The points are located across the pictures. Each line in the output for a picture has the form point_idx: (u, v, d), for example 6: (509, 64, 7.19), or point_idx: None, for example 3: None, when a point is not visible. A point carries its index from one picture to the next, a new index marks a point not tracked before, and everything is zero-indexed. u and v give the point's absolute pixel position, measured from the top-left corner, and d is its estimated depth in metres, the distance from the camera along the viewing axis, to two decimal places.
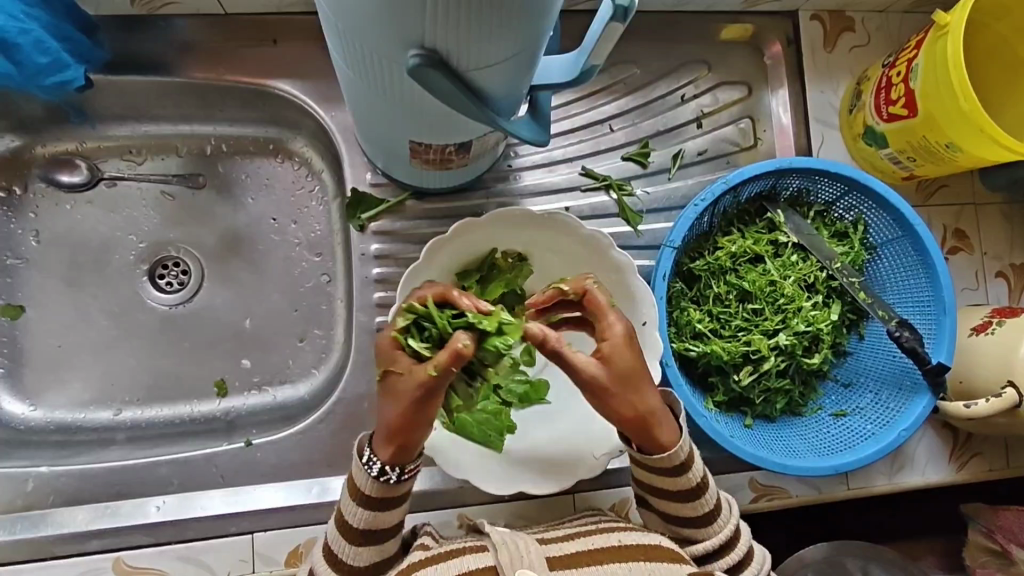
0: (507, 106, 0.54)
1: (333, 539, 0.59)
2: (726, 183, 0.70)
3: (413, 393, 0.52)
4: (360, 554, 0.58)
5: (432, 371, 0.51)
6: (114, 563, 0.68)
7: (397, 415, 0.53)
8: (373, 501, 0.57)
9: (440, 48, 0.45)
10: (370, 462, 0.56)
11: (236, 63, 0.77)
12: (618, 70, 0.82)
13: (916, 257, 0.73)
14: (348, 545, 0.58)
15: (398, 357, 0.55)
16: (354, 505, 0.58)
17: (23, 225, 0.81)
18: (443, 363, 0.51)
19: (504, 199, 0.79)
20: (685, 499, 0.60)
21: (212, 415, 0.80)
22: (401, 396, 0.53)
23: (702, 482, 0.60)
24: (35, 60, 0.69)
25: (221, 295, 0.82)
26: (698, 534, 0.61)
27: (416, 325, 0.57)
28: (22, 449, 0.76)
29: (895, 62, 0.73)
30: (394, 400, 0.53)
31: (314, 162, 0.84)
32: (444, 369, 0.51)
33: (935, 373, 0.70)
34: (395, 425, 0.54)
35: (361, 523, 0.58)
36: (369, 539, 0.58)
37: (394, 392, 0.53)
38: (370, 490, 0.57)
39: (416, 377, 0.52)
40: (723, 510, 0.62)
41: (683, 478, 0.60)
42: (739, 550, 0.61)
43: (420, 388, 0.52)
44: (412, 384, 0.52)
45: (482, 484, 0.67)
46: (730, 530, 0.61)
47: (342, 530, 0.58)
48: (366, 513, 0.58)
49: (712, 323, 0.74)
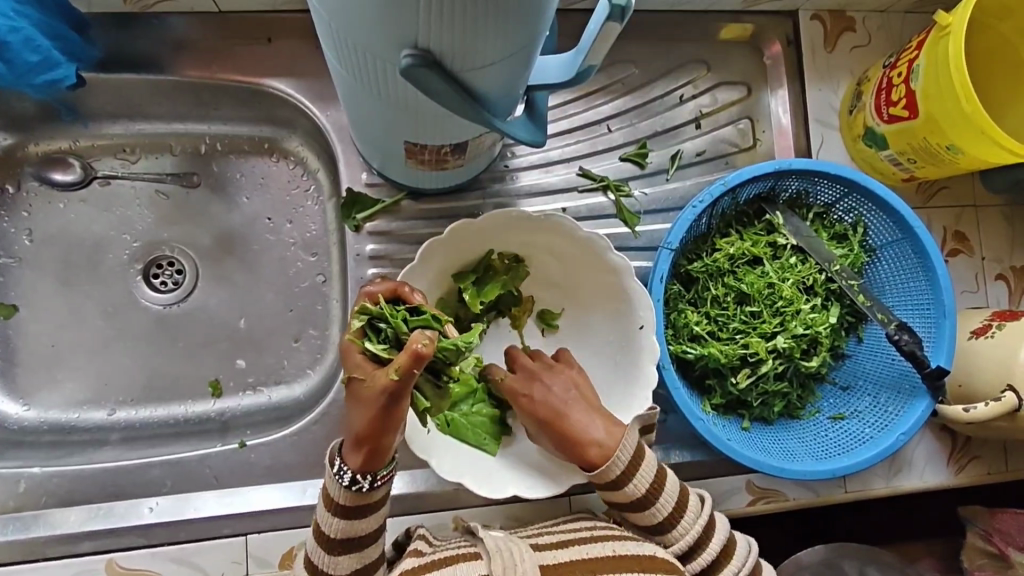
0: (502, 106, 0.54)
1: (313, 552, 0.59)
2: (725, 184, 0.70)
3: (378, 397, 0.52)
4: (339, 564, 0.58)
5: (393, 374, 0.51)
6: (106, 565, 0.68)
7: (364, 421, 0.53)
8: (348, 511, 0.57)
9: (435, 48, 0.44)
10: (340, 472, 0.56)
11: (230, 61, 0.76)
12: (616, 70, 0.81)
13: (915, 259, 0.72)
14: (326, 556, 0.58)
15: (362, 362, 0.54)
16: (329, 516, 0.57)
17: (17, 224, 0.80)
18: (404, 366, 0.50)
19: (501, 200, 0.79)
20: (640, 507, 0.61)
21: (207, 415, 0.79)
22: (367, 401, 0.53)
23: (651, 489, 0.61)
24: (27, 58, 0.68)
25: (216, 295, 0.82)
26: (665, 540, 0.61)
27: (372, 326, 0.56)
28: (15, 449, 0.76)
29: (896, 63, 0.72)
30: (360, 406, 0.53)
31: (310, 162, 0.84)
32: (405, 372, 0.50)
33: (935, 377, 0.69)
34: (363, 431, 0.54)
35: (337, 534, 0.57)
36: (347, 548, 0.58)
37: (358, 398, 0.53)
38: (344, 500, 0.56)
39: (380, 382, 0.52)
40: (687, 512, 0.61)
41: (627, 490, 0.61)
42: (710, 548, 0.61)
43: (385, 393, 0.52)
44: (377, 388, 0.52)
45: (475, 488, 0.66)
46: (698, 530, 0.61)
47: (319, 540, 0.58)
48: (341, 524, 0.57)
49: (710, 325, 0.74)
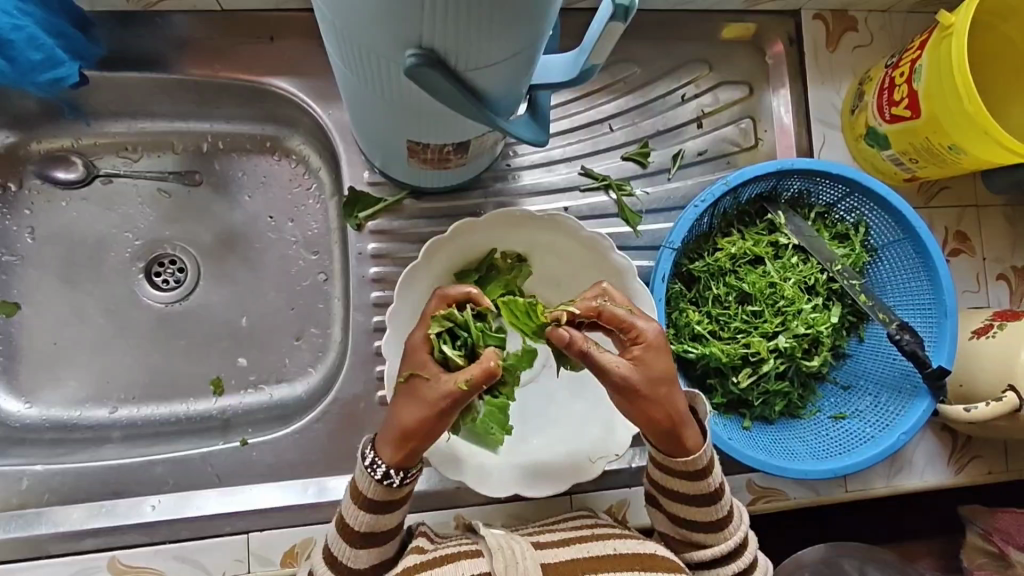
0: (505, 105, 0.54)
1: (333, 542, 0.59)
2: (727, 184, 0.70)
3: (440, 401, 0.54)
4: (358, 557, 0.58)
5: (463, 384, 0.53)
6: (108, 562, 0.68)
7: (415, 418, 0.54)
8: (376, 505, 0.57)
9: (438, 48, 0.44)
10: (374, 465, 0.56)
11: (232, 60, 0.76)
12: (618, 69, 0.81)
13: (917, 259, 0.72)
14: (349, 548, 0.58)
15: (429, 362, 0.56)
16: (356, 508, 0.57)
17: (19, 222, 0.80)
18: (477, 378, 0.53)
19: (502, 199, 0.79)
20: (703, 504, 0.60)
21: (208, 414, 0.79)
22: (427, 401, 0.54)
23: (719, 489, 0.60)
24: (29, 56, 0.68)
25: (217, 293, 0.82)
26: (708, 539, 0.61)
27: (450, 330, 0.58)
28: (17, 447, 0.76)
29: (898, 63, 0.72)
30: (417, 403, 0.54)
31: (311, 160, 0.84)
32: (475, 385, 0.53)
33: (936, 377, 0.69)
34: (409, 428, 0.54)
35: (361, 527, 0.57)
36: (369, 542, 0.58)
37: (417, 396, 0.54)
38: (373, 494, 0.57)
39: (445, 387, 0.54)
40: (734, 518, 0.61)
41: (703, 483, 0.59)
42: (745, 556, 0.61)
43: (447, 398, 0.53)
44: (441, 393, 0.54)
45: (474, 484, 0.67)
46: (740, 537, 0.61)
47: (342, 532, 0.58)
48: (368, 517, 0.57)
49: (711, 325, 0.74)
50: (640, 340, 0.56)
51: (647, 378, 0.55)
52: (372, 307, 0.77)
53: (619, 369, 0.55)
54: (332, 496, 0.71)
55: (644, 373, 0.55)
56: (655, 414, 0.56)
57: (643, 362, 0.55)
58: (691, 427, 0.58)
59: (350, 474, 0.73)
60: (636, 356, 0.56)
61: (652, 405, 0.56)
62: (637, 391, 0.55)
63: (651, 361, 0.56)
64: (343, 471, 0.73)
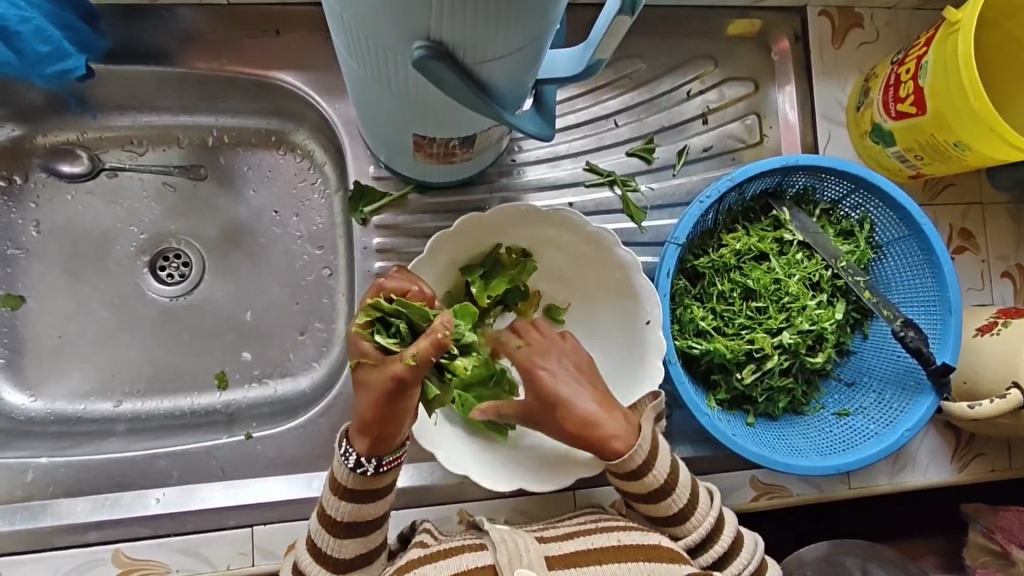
0: (511, 99, 0.54)
1: (317, 534, 0.59)
2: (731, 180, 0.70)
3: (387, 384, 0.52)
4: (344, 547, 0.58)
5: (408, 360, 0.51)
6: (113, 555, 0.68)
7: (369, 405, 0.53)
8: (354, 495, 0.57)
9: (447, 40, 0.44)
10: (346, 453, 0.56)
11: (237, 54, 0.77)
12: (623, 65, 0.81)
13: (922, 257, 0.72)
14: (332, 538, 0.58)
15: (369, 349, 0.55)
16: (336, 500, 0.57)
17: (24, 215, 0.81)
18: (422, 352, 0.51)
19: (507, 194, 0.79)
20: (658, 498, 0.60)
21: (212, 408, 0.80)
22: (375, 387, 0.53)
23: (669, 479, 0.60)
24: (36, 48, 0.68)
25: (222, 287, 0.82)
26: (677, 530, 0.61)
27: (381, 320, 0.56)
28: (22, 439, 0.76)
29: (905, 59, 0.72)
30: (368, 391, 0.53)
31: (316, 155, 0.84)
32: (422, 359, 0.51)
33: (940, 374, 0.69)
34: (369, 416, 0.54)
35: (344, 517, 0.58)
36: (352, 532, 0.58)
37: (367, 384, 0.54)
38: (351, 483, 0.57)
39: (391, 370, 0.52)
40: (700, 505, 0.61)
41: (647, 479, 0.60)
42: (722, 542, 0.61)
43: (392, 381, 0.52)
44: (387, 376, 0.52)
45: (481, 480, 0.66)
46: (711, 522, 0.61)
47: (324, 523, 0.58)
48: (348, 506, 0.57)
49: (715, 321, 0.74)
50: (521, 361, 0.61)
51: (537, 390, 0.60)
52: None
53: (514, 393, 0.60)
54: None
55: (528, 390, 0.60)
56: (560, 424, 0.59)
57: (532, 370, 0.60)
58: (613, 429, 0.59)
59: None
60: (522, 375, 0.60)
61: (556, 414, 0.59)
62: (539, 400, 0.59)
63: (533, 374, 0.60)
64: None
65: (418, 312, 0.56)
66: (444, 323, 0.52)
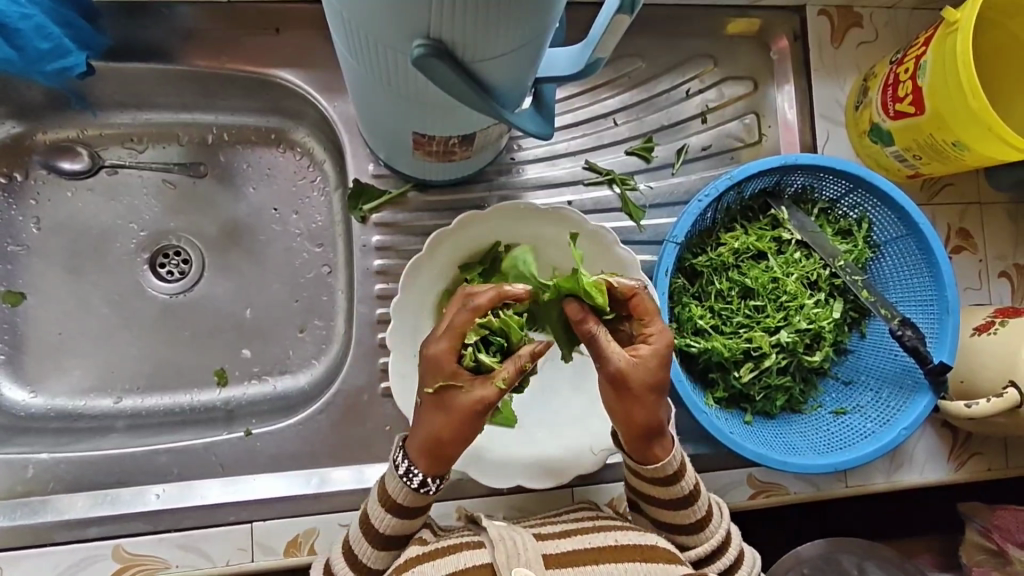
0: (510, 97, 0.54)
1: (356, 540, 0.60)
2: (730, 179, 0.70)
3: (475, 406, 0.53)
4: (380, 557, 0.60)
5: (499, 384, 0.53)
6: (113, 550, 0.68)
7: (447, 427, 0.54)
8: (405, 509, 0.59)
9: (446, 38, 0.45)
10: (408, 475, 0.58)
11: (237, 52, 0.77)
12: (622, 64, 0.81)
13: (920, 256, 0.73)
14: (372, 548, 0.60)
15: (460, 371, 0.54)
16: (383, 512, 0.59)
17: (24, 212, 0.81)
18: (511, 377, 0.53)
19: (506, 192, 0.79)
20: (676, 507, 0.61)
21: (212, 405, 0.80)
22: (459, 410, 0.54)
23: (693, 490, 0.61)
24: (37, 45, 0.69)
25: (221, 284, 0.82)
26: (692, 540, 0.61)
27: (483, 338, 0.56)
28: (22, 436, 0.76)
29: (904, 59, 0.72)
30: (449, 413, 0.54)
31: (316, 152, 0.84)
32: (512, 383, 0.53)
33: (938, 373, 0.70)
34: (443, 437, 0.55)
35: (387, 529, 0.59)
36: (391, 543, 0.60)
37: (448, 406, 0.54)
38: (403, 499, 0.59)
39: (481, 395, 0.53)
40: (713, 517, 0.62)
41: (677, 487, 0.60)
42: (728, 555, 0.62)
43: (482, 404, 0.53)
44: (474, 400, 0.53)
45: (478, 476, 0.68)
46: (720, 537, 0.62)
47: (365, 532, 0.60)
48: (394, 519, 0.59)
49: (714, 319, 0.74)
50: (648, 340, 0.56)
51: (649, 378, 0.55)
52: (376, 299, 0.77)
53: (619, 362, 0.54)
54: (334, 486, 0.72)
55: (640, 370, 0.55)
56: (639, 417, 0.56)
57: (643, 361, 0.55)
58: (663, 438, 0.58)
59: (353, 465, 0.73)
60: (637, 355, 0.55)
61: (632, 408, 0.55)
62: (629, 389, 0.55)
63: (653, 362, 0.55)
64: (345, 462, 0.74)
65: (519, 335, 0.57)
66: (533, 352, 0.54)
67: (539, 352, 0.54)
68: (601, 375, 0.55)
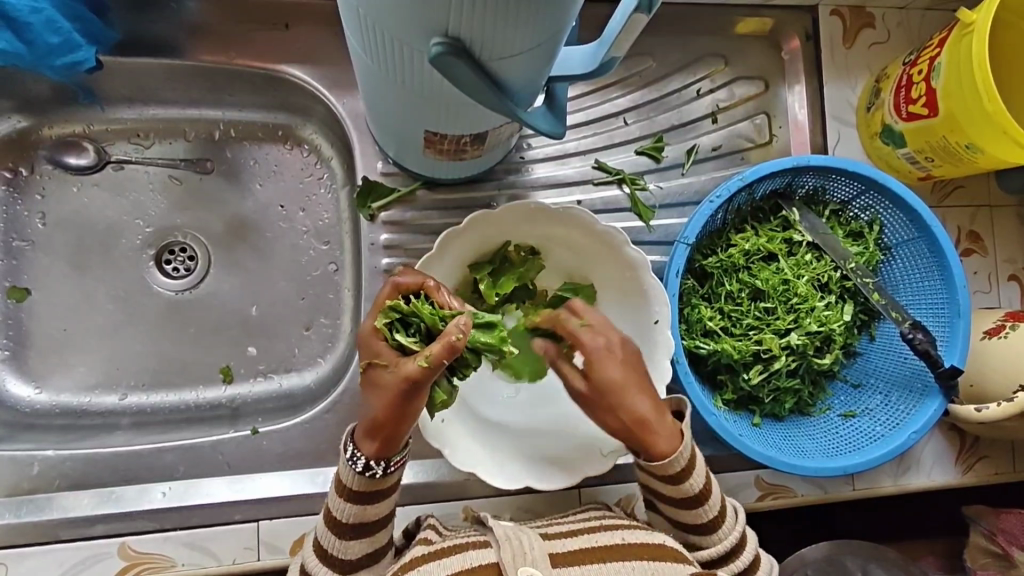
0: (524, 96, 0.53)
1: (323, 535, 0.60)
2: (742, 179, 0.69)
3: (400, 384, 0.53)
4: (349, 548, 0.59)
5: (422, 362, 0.52)
6: (119, 548, 0.68)
7: (381, 408, 0.55)
8: (359, 496, 0.58)
9: (464, 36, 0.44)
10: (355, 457, 0.57)
11: (246, 47, 0.76)
12: (633, 63, 0.81)
13: (931, 259, 0.72)
14: (338, 540, 0.59)
15: (383, 350, 0.55)
16: (342, 502, 0.59)
17: (30, 207, 0.80)
18: (433, 355, 0.51)
19: (515, 191, 0.79)
20: (690, 507, 0.61)
21: (217, 402, 0.79)
22: (389, 388, 0.54)
23: (705, 489, 0.61)
24: (46, 39, 0.68)
25: (228, 281, 0.81)
26: (703, 540, 0.62)
27: (401, 320, 0.57)
28: (26, 431, 0.76)
29: (917, 60, 0.72)
30: (380, 393, 0.54)
31: (323, 150, 0.84)
32: (435, 361, 0.52)
33: (949, 376, 0.69)
34: (380, 418, 0.55)
35: (349, 518, 0.59)
36: (358, 533, 0.59)
37: (379, 386, 0.54)
38: (356, 486, 0.58)
39: (404, 372, 0.52)
40: (727, 519, 0.62)
41: (686, 486, 0.60)
42: (745, 556, 0.62)
43: (406, 381, 0.53)
44: (400, 376, 0.53)
45: (488, 478, 0.67)
46: (738, 535, 0.62)
47: (331, 525, 0.59)
48: (353, 508, 0.59)
49: (723, 321, 0.73)
50: (591, 351, 0.58)
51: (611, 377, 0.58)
52: None
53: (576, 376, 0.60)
54: None
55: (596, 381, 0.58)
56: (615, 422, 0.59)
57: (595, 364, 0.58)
58: (660, 433, 0.59)
59: None
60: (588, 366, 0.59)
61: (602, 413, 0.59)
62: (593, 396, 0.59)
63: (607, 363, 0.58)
64: None
65: (434, 317, 0.56)
66: (460, 326, 0.52)
67: (466, 329, 0.52)
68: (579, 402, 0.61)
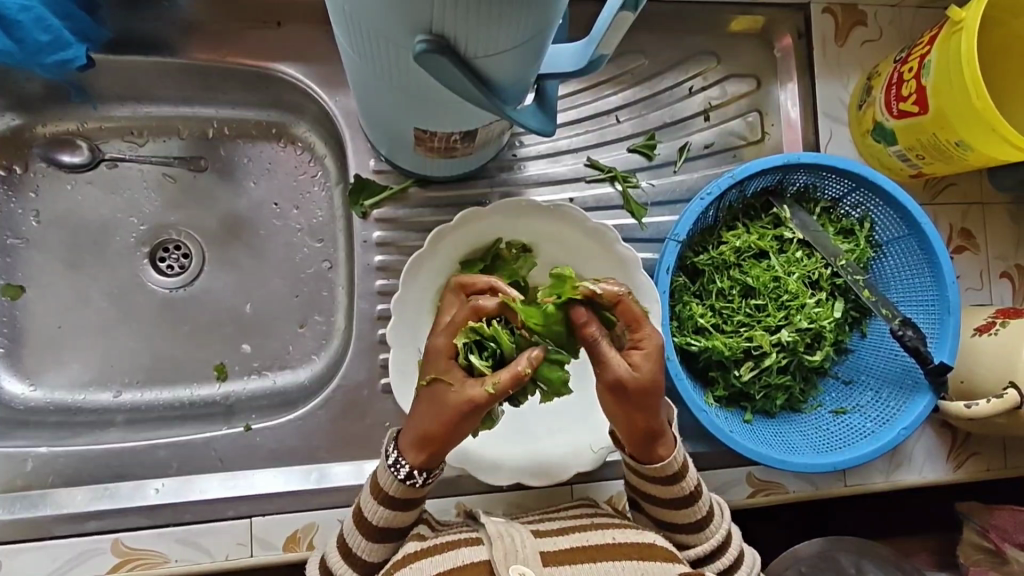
0: (514, 93, 0.53)
1: (349, 534, 0.60)
2: (732, 177, 0.70)
3: (462, 409, 0.54)
4: (373, 550, 0.60)
5: (489, 388, 0.53)
6: (111, 545, 0.68)
7: (436, 424, 0.55)
8: (395, 501, 0.59)
9: (449, 34, 0.44)
10: (397, 465, 0.58)
11: (238, 46, 0.77)
12: (625, 61, 0.81)
13: (922, 256, 0.73)
14: (365, 541, 0.60)
15: (451, 369, 0.55)
16: (375, 504, 0.59)
17: (24, 205, 0.80)
18: (504, 383, 0.53)
19: (508, 189, 0.79)
20: (680, 507, 0.61)
21: (212, 399, 0.80)
22: (448, 407, 0.54)
23: (695, 488, 0.61)
24: (37, 38, 0.68)
25: (222, 278, 0.82)
26: (691, 539, 0.62)
27: (477, 341, 0.57)
28: (21, 428, 0.76)
29: (907, 58, 0.72)
30: (438, 409, 0.55)
31: (317, 147, 0.84)
32: (501, 390, 0.53)
33: (938, 372, 0.70)
34: (431, 432, 0.56)
35: (380, 522, 0.59)
36: (386, 537, 0.60)
37: (439, 403, 0.55)
38: (393, 491, 0.58)
39: (469, 395, 0.53)
40: (714, 517, 0.62)
41: (677, 486, 0.60)
42: (731, 552, 0.62)
43: (469, 405, 0.54)
44: (463, 400, 0.54)
45: (478, 473, 0.68)
46: (723, 534, 0.62)
47: (358, 524, 0.60)
48: (385, 512, 0.59)
49: (714, 318, 0.74)
50: (641, 345, 0.55)
51: (648, 385, 0.54)
52: (376, 295, 0.77)
53: (617, 369, 0.54)
54: (334, 482, 0.72)
55: (636, 381, 0.54)
56: (639, 421, 0.56)
57: (640, 368, 0.54)
58: (665, 437, 0.59)
59: (353, 460, 0.73)
60: (633, 361, 0.55)
61: (627, 409, 0.56)
62: (628, 393, 0.54)
63: (650, 369, 0.54)
64: (344, 457, 0.74)
65: (512, 345, 0.57)
66: (530, 360, 0.54)
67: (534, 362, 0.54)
68: (600, 381, 0.55)
